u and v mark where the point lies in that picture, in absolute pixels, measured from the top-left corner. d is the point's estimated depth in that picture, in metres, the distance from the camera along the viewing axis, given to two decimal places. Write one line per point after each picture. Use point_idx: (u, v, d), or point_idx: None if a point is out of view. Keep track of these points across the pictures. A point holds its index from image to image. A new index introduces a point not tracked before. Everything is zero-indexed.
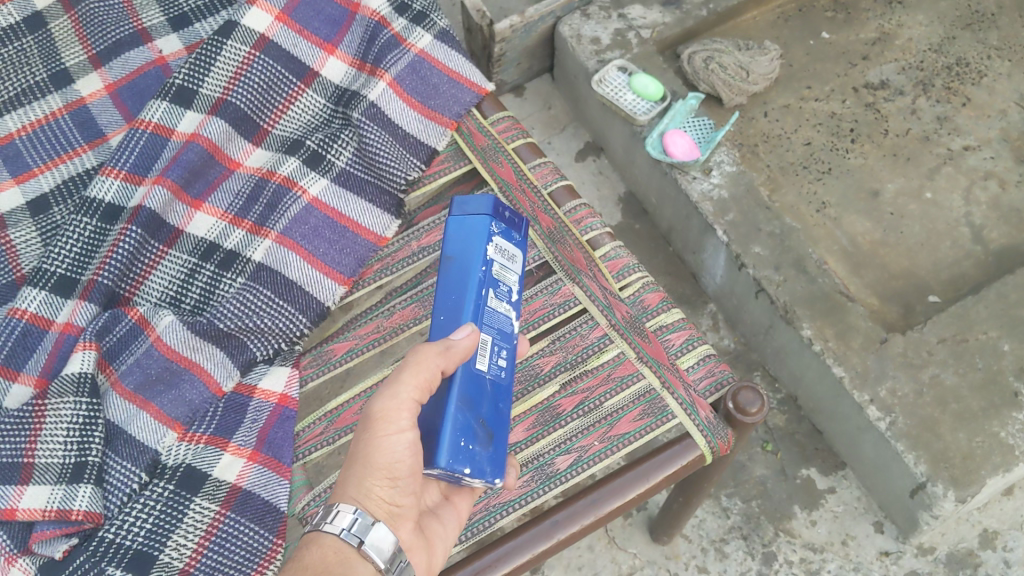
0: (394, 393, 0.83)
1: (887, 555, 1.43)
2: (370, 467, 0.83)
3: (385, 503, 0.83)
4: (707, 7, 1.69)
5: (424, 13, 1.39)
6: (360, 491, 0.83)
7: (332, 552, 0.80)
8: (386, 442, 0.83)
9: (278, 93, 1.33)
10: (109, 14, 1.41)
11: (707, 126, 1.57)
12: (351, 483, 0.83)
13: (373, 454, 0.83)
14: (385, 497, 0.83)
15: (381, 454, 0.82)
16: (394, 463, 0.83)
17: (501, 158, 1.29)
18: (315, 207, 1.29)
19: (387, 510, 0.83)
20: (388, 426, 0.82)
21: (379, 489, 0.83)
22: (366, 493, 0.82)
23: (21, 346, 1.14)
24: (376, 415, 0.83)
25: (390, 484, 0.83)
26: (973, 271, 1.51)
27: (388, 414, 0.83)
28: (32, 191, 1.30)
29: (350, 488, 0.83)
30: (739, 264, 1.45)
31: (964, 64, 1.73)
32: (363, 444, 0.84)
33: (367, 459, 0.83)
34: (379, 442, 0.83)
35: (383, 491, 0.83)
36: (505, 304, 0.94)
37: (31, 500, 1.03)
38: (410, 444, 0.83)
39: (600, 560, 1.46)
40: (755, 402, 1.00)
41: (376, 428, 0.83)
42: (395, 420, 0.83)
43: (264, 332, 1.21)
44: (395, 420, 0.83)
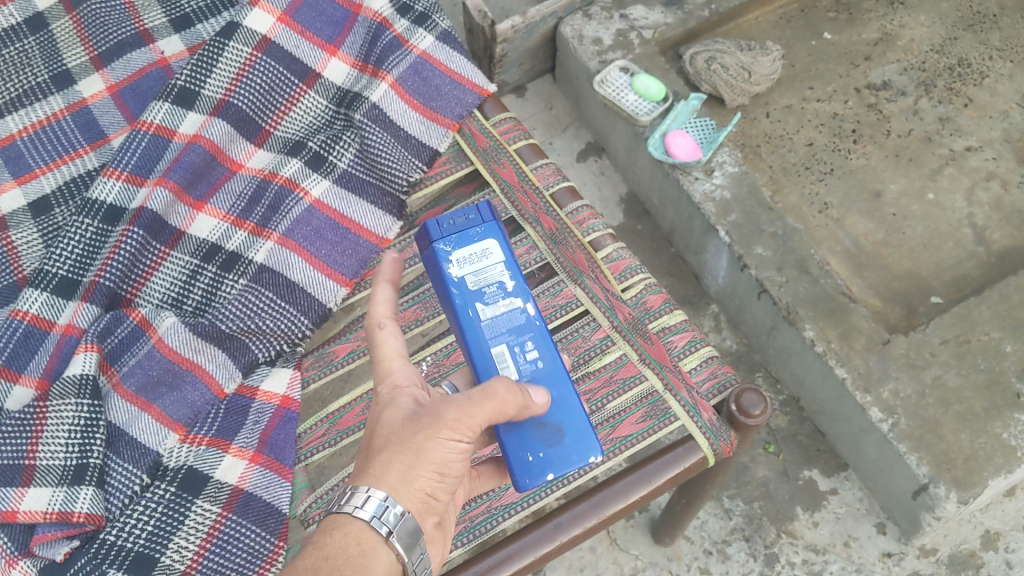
0: (472, 404, 0.75)
1: (890, 556, 1.43)
2: (421, 459, 0.75)
3: (423, 494, 0.75)
4: (710, 8, 1.69)
5: (426, 14, 1.39)
6: (401, 479, 0.74)
7: (355, 542, 0.72)
8: (445, 440, 0.75)
9: (280, 93, 1.33)
10: (111, 15, 1.41)
11: (710, 126, 1.57)
12: (392, 470, 0.74)
13: (428, 448, 0.75)
14: (426, 489, 0.76)
15: (438, 450, 0.75)
16: (449, 460, 0.75)
17: (503, 159, 1.29)
18: (318, 208, 1.28)
19: (423, 502, 0.75)
20: (456, 425, 0.75)
21: (424, 480, 0.75)
22: (409, 483, 0.74)
23: (23, 348, 1.14)
24: (444, 415, 0.75)
25: (437, 479, 0.76)
26: (976, 271, 1.51)
27: (458, 416, 0.75)
28: (34, 192, 1.30)
29: (390, 474, 0.74)
30: (742, 264, 1.45)
31: (967, 64, 1.73)
32: (418, 435, 0.75)
33: (418, 452, 0.75)
34: (439, 440, 0.75)
35: (428, 483, 0.75)
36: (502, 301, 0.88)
37: (33, 501, 1.04)
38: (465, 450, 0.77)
39: (603, 561, 1.46)
40: (758, 404, 0.99)
41: (441, 426, 0.75)
42: (459, 426, 0.75)
43: (266, 334, 1.21)
44: (459, 428, 0.75)
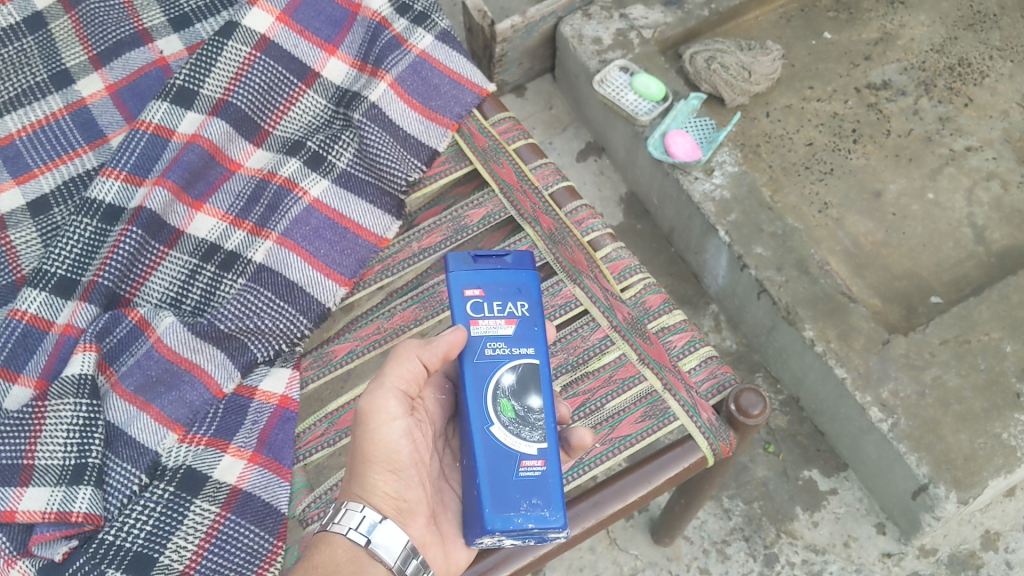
0: (381, 384, 0.87)
1: (889, 556, 1.43)
2: (369, 463, 0.85)
3: (391, 497, 0.85)
4: (709, 7, 1.68)
5: (425, 14, 1.39)
6: (364, 489, 0.85)
7: (342, 552, 0.81)
8: (380, 435, 0.86)
9: (278, 93, 1.32)
10: (110, 14, 1.41)
11: (709, 125, 1.57)
12: (356, 484, 0.85)
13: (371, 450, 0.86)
14: (391, 491, 0.85)
15: (379, 446, 0.86)
16: (395, 453, 0.86)
17: (502, 159, 1.29)
18: (316, 208, 1.28)
19: (396, 505, 0.85)
20: (380, 416, 0.86)
21: (383, 483, 0.85)
22: (371, 489, 0.84)
23: (22, 347, 1.14)
24: (366, 409, 0.87)
25: (394, 476, 0.85)
26: (976, 271, 1.51)
27: (378, 404, 0.87)
28: (32, 191, 1.30)
29: (356, 488, 0.85)
30: (742, 264, 1.45)
31: (966, 64, 1.73)
32: (358, 442, 0.87)
33: (365, 456, 0.86)
34: (374, 435, 0.86)
35: (388, 484, 0.85)
36: (498, 320, 0.89)
37: (31, 501, 1.04)
38: (405, 434, 0.87)
39: (602, 562, 1.45)
40: (757, 404, 1.00)
41: (370, 421, 0.86)
42: (384, 410, 0.86)
43: (265, 334, 1.21)
44: (387, 412, 0.86)
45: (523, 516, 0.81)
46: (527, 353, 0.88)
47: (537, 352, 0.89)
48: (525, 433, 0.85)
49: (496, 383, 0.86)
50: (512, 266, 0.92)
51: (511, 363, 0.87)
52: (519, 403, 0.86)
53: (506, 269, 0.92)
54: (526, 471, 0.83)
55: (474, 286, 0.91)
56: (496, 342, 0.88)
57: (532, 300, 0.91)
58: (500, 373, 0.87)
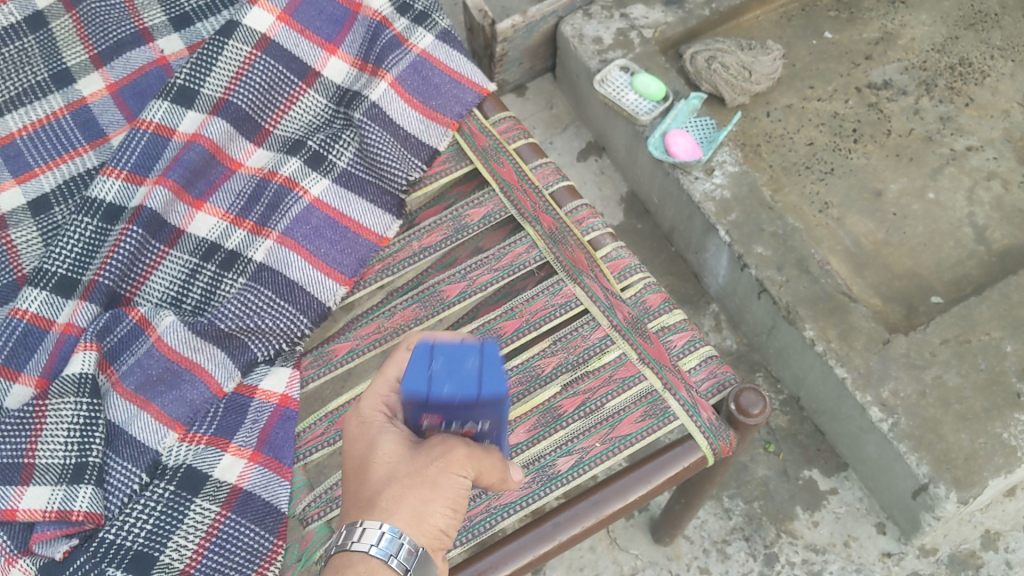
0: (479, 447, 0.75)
1: (890, 556, 1.43)
2: (433, 495, 0.73)
3: (437, 529, 0.74)
4: (710, 7, 1.68)
5: (426, 13, 1.39)
6: (416, 514, 0.73)
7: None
8: (455, 478, 0.74)
9: (279, 93, 1.33)
10: (110, 13, 1.41)
11: (710, 125, 1.57)
12: (406, 505, 0.73)
13: (441, 483, 0.74)
14: (440, 527, 0.74)
15: (450, 488, 0.74)
16: (460, 495, 0.75)
17: (502, 158, 1.29)
18: (317, 207, 1.28)
19: (436, 536, 0.75)
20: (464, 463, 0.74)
21: (442, 519, 0.74)
22: (425, 517, 0.73)
23: (22, 346, 1.14)
24: (452, 457, 0.74)
25: (450, 516, 0.75)
26: (977, 271, 1.51)
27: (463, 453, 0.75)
28: (33, 191, 1.30)
29: (404, 509, 0.73)
30: (742, 264, 1.45)
31: (967, 63, 1.72)
32: (427, 471, 0.74)
33: (432, 487, 0.74)
34: (451, 475, 0.74)
35: (442, 522, 0.74)
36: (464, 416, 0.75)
37: (32, 500, 1.03)
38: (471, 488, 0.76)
39: (602, 561, 1.45)
40: (757, 403, 1.00)
41: (455, 462, 0.74)
42: (474, 463, 0.75)
43: (266, 333, 1.21)
44: (470, 465, 0.75)
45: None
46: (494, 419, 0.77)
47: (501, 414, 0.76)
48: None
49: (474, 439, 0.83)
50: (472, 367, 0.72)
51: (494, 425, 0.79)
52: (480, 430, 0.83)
53: (449, 346, 0.72)
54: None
55: (430, 414, 0.74)
56: (463, 423, 0.78)
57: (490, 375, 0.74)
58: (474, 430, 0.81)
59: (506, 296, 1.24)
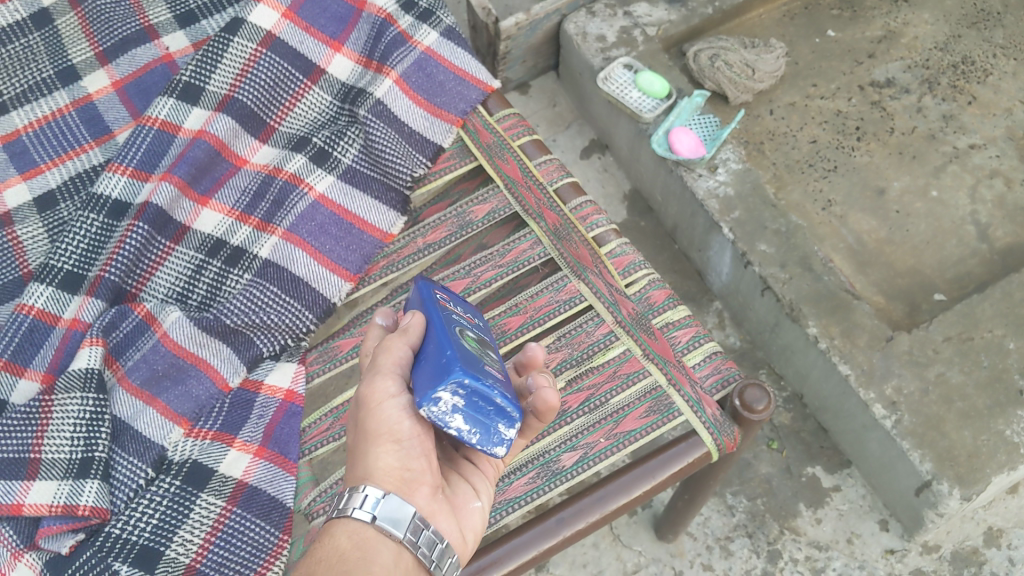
0: (375, 369, 0.81)
1: (893, 553, 1.43)
2: (371, 438, 0.78)
3: (395, 471, 0.77)
4: (713, 5, 1.69)
5: (430, 11, 1.39)
6: (366, 467, 0.78)
7: (347, 541, 0.74)
8: (381, 411, 0.79)
9: (284, 89, 1.33)
10: (115, 11, 1.42)
11: (712, 122, 1.56)
12: (357, 463, 0.78)
13: (371, 426, 0.79)
14: (394, 462, 0.78)
15: (379, 422, 0.78)
16: (396, 423, 0.79)
17: (506, 155, 1.30)
18: (322, 203, 1.29)
19: (400, 477, 0.77)
20: (377, 395, 0.79)
21: (386, 456, 0.78)
22: (372, 465, 0.77)
23: (27, 342, 1.14)
24: (365, 392, 0.80)
25: (397, 448, 0.78)
26: (979, 269, 1.51)
27: (376, 385, 0.80)
28: (39, 187, 1.30)
29: (358, 467, 0.78)
30: (745, 261, 1.45)
31: (970, 62, 1.73)
32: (359, 423, 0.80)
33: (365, 433, 0.79)
34: (374, 412, 0.79)
35: (391, 457, 0.78)
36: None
37: (38, 495, 1.03)
38: (408, 407, 0.79)
39: (605, 558, 1.46)
40: (761, 399, 1.01)
41: (368, 400, 0.80)
42: (382, 388, 0.79)
43: (271, 328, 1.22)
44: (384, 388, 0.80)
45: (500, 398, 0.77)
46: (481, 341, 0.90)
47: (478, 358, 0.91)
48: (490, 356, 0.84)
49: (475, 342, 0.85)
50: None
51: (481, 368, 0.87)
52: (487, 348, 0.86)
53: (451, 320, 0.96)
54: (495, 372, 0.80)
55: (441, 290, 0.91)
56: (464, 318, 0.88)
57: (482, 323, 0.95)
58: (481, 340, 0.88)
59: (510, 292, 1.24)
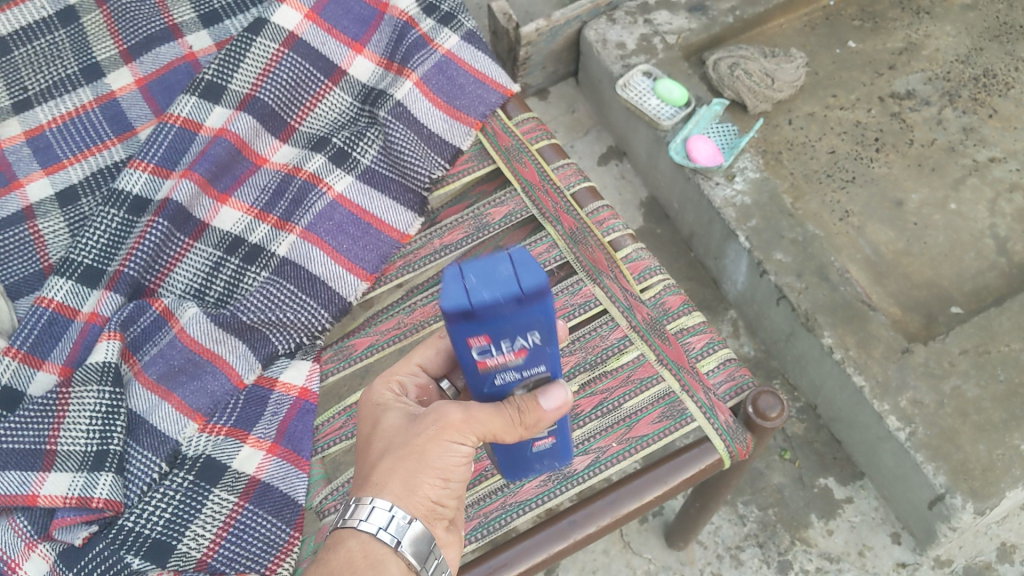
0: (477, 416, 0.73)
1: (905, 566, 1.42)
2: (424, 465, 0.75)
3: (431, 502, 0.77)
4: (734, 14, 1.69)
5: (452, 14, 1.40)
6: (405, 487, 0.75)
7: (360, 556, 0.74)
8: (450, 447, 0.75)
9: (306, 90, 1.34)
10: (141, 10, 1.44)
11: (732, 131, 1.56)
12: (396, 477, 0.75)
13: (430, 454, 0.75)
14: (431, 496, 0.76)
15: (439, 456, 0.75)
16: (453, 464, 0.75)
17: (524, 158, 1.30)
18: (340, 203, 1.30)
19: (430, 509, 0.77)
20: (459, 434, 0.74)
21: (429, 488, 0.76)
22: (413, 491, 0.75)
23: (47, 335, 1.15)
24: (446, 418, 0.74)
25: (441, 486, 0.76)
26: (997, 282, 1.50)
27: (463, 422, 0.74)
28: (61, 182, 1.31)
29: (393, 483, 0.75)
30: (762, 270, 1.45)
31: (992, 75, 1.72)
32: (419, 440, 0.75)
33: (420, 457, 0.75)
34: (440, 444, 0.74)
35: (431, 490, 0.76)
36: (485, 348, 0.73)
37: (53, 486, 1.04)
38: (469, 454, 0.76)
39: (615, 564, 1.45)
40: (775, 407, 1.00)
41: (444, 432, 0.74)
42: (466, 431, 0.74)
43: (287, 326, 1.22)
44: (466, 435, 0.74)
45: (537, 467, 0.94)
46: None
47: (525, 346, 0.68)
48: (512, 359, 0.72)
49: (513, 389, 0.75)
50: (512, 312, 0.63)
51: (525, 382, 0.74)
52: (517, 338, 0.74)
53: (477, 262, 0.63)
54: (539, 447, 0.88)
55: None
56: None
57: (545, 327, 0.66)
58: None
59: None
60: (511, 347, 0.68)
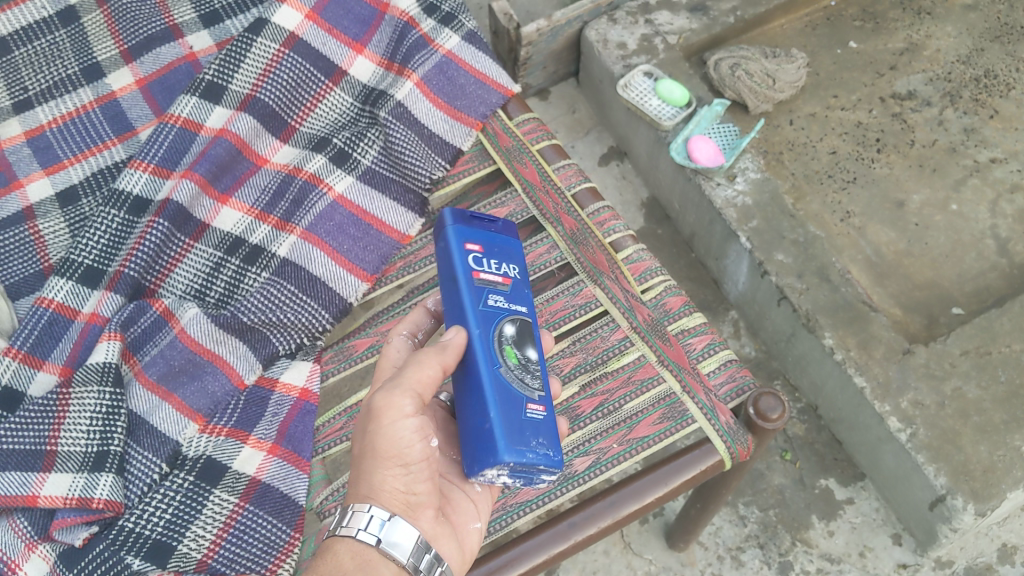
0: (394, 383, 0.78)
1: (906, 568, 1.42)
2: (378, 458, 0.77)
3: (401, 493, 0.78)
4: (735, 14, 1.68)
5: (453, 15, 1.40)
6: (372, 487, 0.77)
7: (348, 559, 0.76)
8: (393, 430, 0.77)
9: (306, 90, 1.34)
10: (141, 10, 1.44)
11: (732, 131, 1.55)
12: (363, 480, 0.78)
13: (379, 445, 0.77)
14: (399, 486, 0.78)
15: (389, 444, 0.77)
16: (406, 447, 0.77)
17: (525, 158, 1.30)
18: (341, 204, 1.30)
19: (405, 501, 0.78)
20: (392, 413, 0.77)
21: (392, 479, 0.77)
22: (380, 487, 0.77)
23: (47, 335, 1.15)
24: (378, 405, 0.78)
25: (403, 473, 0.78)
26: (998, 283, 1.50)
27: (391, 401, 0.78)
28: (62, 182, 1.31)
29: (362, 485, 0.78)
30: (763, 271, 1.45)
31: (993, 76, 1.72)
32: (367, 438, 0.79)
33: (372, 452, 0.78)
34: (385, 432, 0.77)
35: (397, 480, 0.77)
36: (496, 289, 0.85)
37: (53, 487, 1.03)
38: (418, 430, 0.78)
39: (616, 565, 1.45)
40: (776, 408, 1.00)
41: (381, 418, 0.78)
42: (397, 408, 0.77)
43: (287, 327, 1.22)
44: (400, 408, 0.78)
45: (534, 453, 0.77)
46: (521, 311, 0.86)
47: (548, 407, 0.81)
48: (529, 378, 0.82)
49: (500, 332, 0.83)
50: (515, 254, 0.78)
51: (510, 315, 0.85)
52: (519, 352, 0.83)
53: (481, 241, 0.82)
54: (532, 414, 0.79)
55: (475, 242, 0.88)
56: (497, 295, 0.85)
57: (520, 264, 0.90)
58: (501, 321, 0.83)
59: None
60: (541, 410, 0.80)
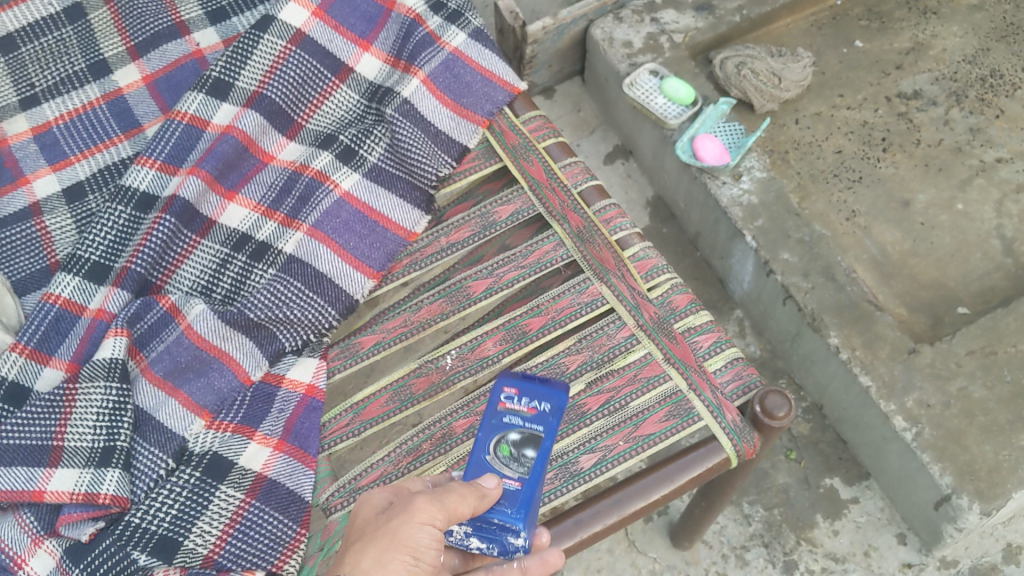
0: (438, 494, 0.80)
1: (910, 567, 1.42)
2: (394, 541, 0.77)
3: None
4: (741, 13, 1.68)
5: (459, 12, 1.40)
6: (375, 563, 0.77)
7: None
8: (418, 528, 0.78)
9: (312, 88, 1.35)
10: (148, 7, 1.44)
11: (737, 130, 1.57)
12: (368, 554, 0.77)
13: (400, 532, 0.78)
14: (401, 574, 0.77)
15: (410, 535, 0.78)
16: (424, 545, 0.78)
17: (532, 156, 1.30)
18: (347, 201, 1.30)
19: None
20: (426, 514, 0.78)
21: (398, 564, 0.77)
22: (383, 566, 0.76)
23: (53, 331, 1.15)
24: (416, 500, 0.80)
25: (412, 564, 0.77)
26: (1004, 283, 1.50)
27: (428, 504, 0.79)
28: (68, 178, 1.32)
29: (365, 559, 0.77)
30: (768, 270, 1.45)
31: (998, 75, 1.72)
32: (392, 522, 0.79)
33: (393, 536, 0.78)
34: (412, 524, 0.78)
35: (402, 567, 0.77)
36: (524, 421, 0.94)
37: (60, 482, 1.03)
38: (438, 539, 0.79)
39: (620, 563, 1.45)
40: (782, 407, 1.00)
41: (414, 512, 0.79)
42: (433, 511, 0.79)
43: (293, 323, 1.22)
44: (432, 513, 0.79)
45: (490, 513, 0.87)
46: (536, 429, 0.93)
47: (522, 482, 0.89)
48: (514, 468, 0.90)
49: (504, 437, 0.93)
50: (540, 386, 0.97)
51: (523, 429, 0.93)
52: (517, 449, 0.92)
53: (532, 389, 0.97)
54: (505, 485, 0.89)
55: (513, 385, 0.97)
56: (516, 415, 0.95)
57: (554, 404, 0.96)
58: (507, 431, 0.94)
59: (531, 294, 1.25)
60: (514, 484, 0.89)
